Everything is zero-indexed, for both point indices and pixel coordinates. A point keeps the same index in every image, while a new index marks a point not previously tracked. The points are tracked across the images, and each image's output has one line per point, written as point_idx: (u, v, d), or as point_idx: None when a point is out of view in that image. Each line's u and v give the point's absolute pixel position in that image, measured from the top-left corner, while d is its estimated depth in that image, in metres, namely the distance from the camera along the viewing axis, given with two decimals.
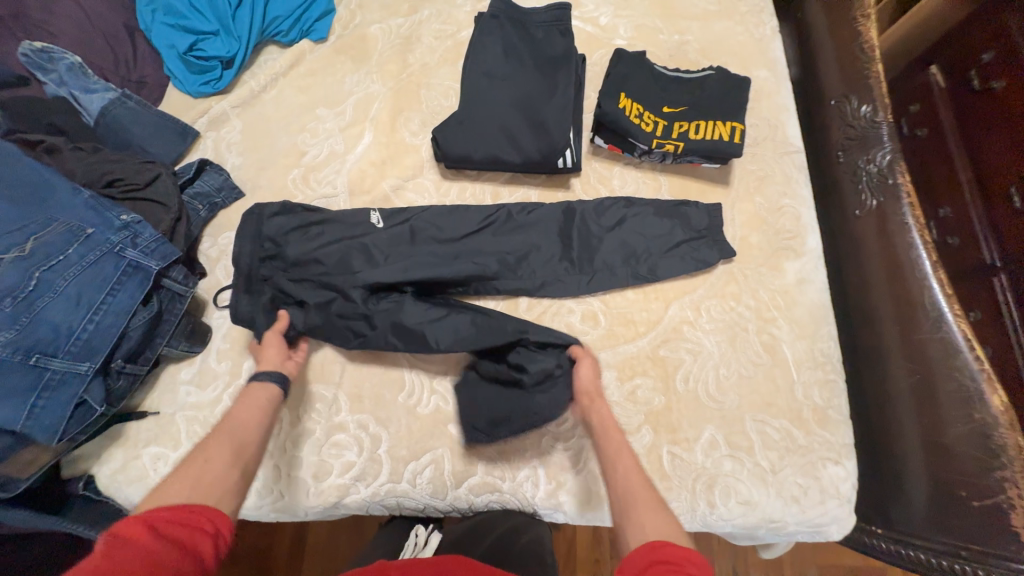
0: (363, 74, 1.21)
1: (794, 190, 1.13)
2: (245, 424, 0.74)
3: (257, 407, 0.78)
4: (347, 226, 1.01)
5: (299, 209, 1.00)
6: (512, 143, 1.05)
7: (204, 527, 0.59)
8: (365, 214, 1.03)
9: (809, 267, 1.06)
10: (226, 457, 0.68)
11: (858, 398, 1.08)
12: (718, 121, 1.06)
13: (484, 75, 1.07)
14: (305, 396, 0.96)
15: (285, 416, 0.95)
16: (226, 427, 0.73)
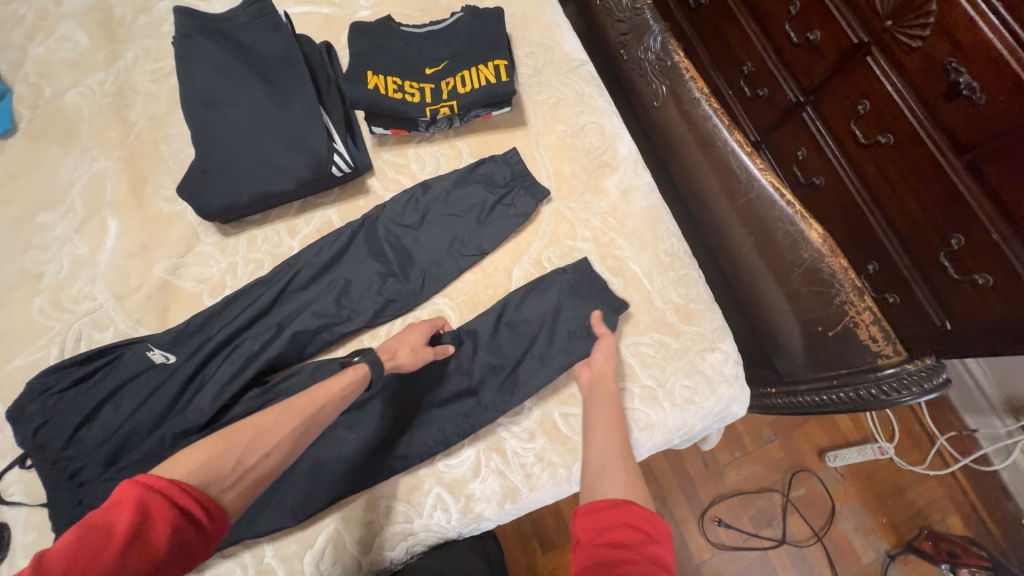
0: (79, 154, 1.00)
1: (591, 105, 1.08)
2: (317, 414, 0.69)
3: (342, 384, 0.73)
4: (129, 382, 0.83)
5: (56, 379, 0.82)
6: (273, 169, 0.90)
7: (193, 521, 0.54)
8: (141, 350, 0.85)
9: (628, 175, 1.04)
10: (283, 442, 0.64)
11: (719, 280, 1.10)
12: (481, 64, 0.98)
13: (206, 107, 0.90)
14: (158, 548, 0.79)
15: None
16: (304, 404, 0.68)
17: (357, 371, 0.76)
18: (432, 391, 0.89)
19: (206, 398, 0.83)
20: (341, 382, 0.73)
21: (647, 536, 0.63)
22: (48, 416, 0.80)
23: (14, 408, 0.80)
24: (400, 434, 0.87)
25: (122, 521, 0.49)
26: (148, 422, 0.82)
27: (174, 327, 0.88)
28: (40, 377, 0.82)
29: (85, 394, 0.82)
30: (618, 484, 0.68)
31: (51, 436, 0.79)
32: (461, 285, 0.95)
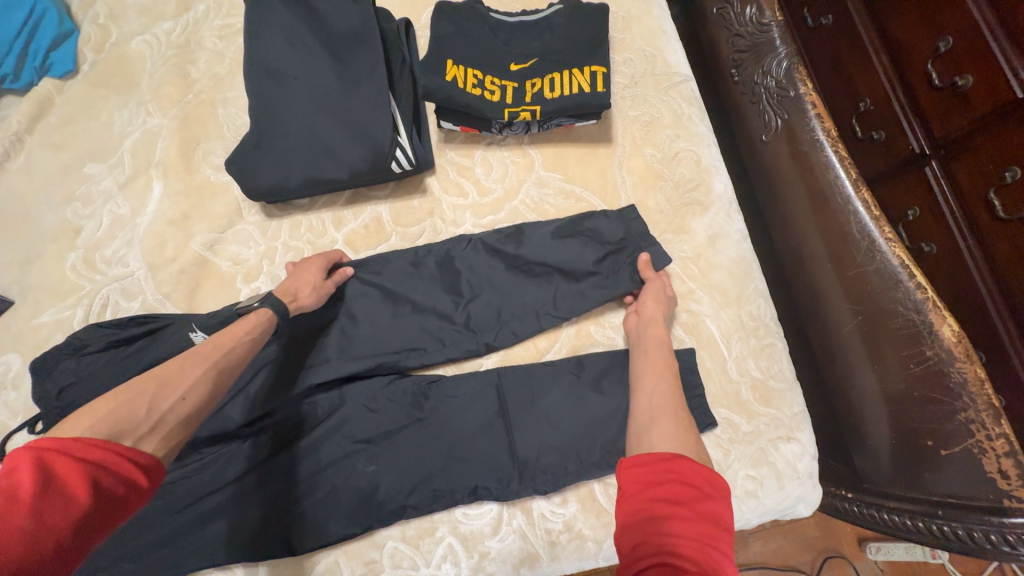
0: (135, 106, 0.94)
1: (689, 129, 0.94)
2: (236, 358, 0.63)
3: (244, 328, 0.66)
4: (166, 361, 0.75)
5: (97, 340, 0.76)
6: (328, 155, 0.82)
7: (116, 468, 0.49)
8: (184, 329, 0.76)
9: (720, 218, 0.90)
10: (198, 384, 0.58)
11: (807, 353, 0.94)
12: (574, 68, 0.85)
13: (268, 76, 0.82)
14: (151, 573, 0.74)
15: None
16: (214, 351, 0.62)
17: (259, 315, 0.69)
18: (458, 434, 0.78)
19: (244, 397, 0.76)
20: (243, 326, 0.66)
21: (706, 491, 0.56)
22: (75, 377, 0.74)
23: (47, 359, 0.75)
24: (410, 473, 0.76)
25: (26, 484, 0.44)
26: None
27: (223, 310, 0.78)
28: (79, 332, 0.77)
29: (116, 362, 0.75)
30: (670, 423, 0.64)
31: (72, 402, 0.74)
32: (515, 319, 0.83)
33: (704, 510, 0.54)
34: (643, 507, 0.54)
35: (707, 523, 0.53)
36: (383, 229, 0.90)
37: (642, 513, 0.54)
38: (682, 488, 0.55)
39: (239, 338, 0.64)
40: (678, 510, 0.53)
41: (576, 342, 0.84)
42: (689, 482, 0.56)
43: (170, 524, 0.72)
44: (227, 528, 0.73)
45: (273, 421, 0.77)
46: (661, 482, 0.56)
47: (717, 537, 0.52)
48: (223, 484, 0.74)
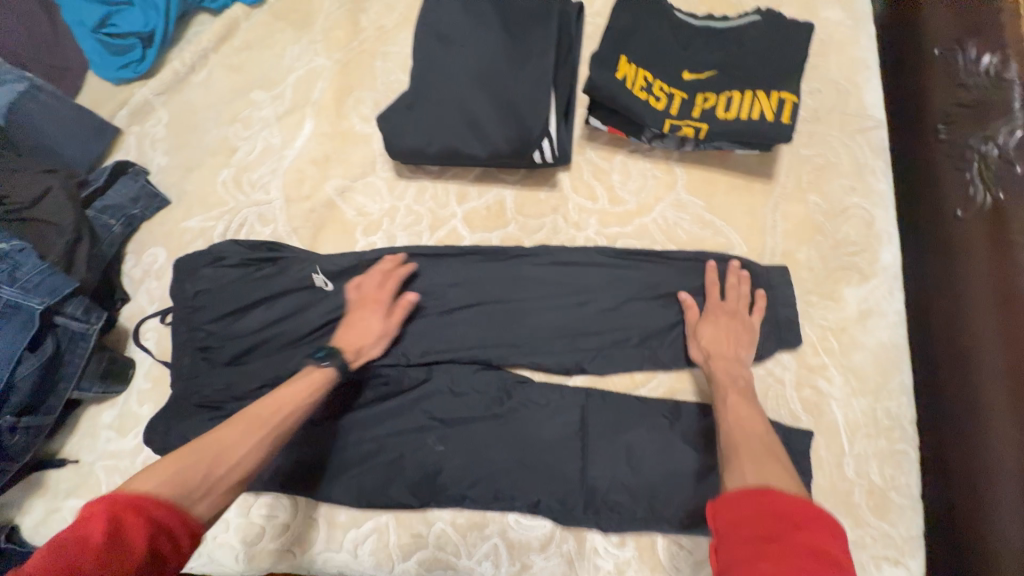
0: (305, 45, 0.99)
1: (867, 184, 0.82)
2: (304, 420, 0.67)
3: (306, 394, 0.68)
4: (290, 294, 0.81)
5: (231, 255, 0.82)
6: (475, 131, 0.80)
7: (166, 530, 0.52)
8: (307, 268, 0.82)
9: (879, 293, 0.77)
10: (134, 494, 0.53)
11: (934, 481, 0.77)
12: (760, 90, 0.75)
13: (437, 40, 0.81)
14: None
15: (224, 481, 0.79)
16: (281, 416, 0.66)
17: (325, 377, 0.71)
18: (532, 442, 0.75)
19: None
20: (306, 387, 0.69)
21: (796, 523, 0.49)
22: (208, 285, 0.81)
23: (189, 260, 0.82)
24: (477, 466, 0.75)
25: (94, 535, 0.48)
26: (279, 341, 0.79)
27: (347, 259, 0.83)
28: (219, 245, 0.83)
29: (245, 280, 0.81)
30: (775, 463, 0.57)
31: (202, 306, 0.80)
32: (617, 344, 0.78)
33: (799, 544, 0.47)
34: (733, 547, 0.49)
35: (806, 556, 0.46)
36: (504, 214, 0.88)
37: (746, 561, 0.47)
38: (769, 521, 0.49)
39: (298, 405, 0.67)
40: (766, 544, 0.47)
41: (676, 384, 0.77)
42: (778, 517, 0.50)
43: None
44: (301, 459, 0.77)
45: (361, 378, 0.79)
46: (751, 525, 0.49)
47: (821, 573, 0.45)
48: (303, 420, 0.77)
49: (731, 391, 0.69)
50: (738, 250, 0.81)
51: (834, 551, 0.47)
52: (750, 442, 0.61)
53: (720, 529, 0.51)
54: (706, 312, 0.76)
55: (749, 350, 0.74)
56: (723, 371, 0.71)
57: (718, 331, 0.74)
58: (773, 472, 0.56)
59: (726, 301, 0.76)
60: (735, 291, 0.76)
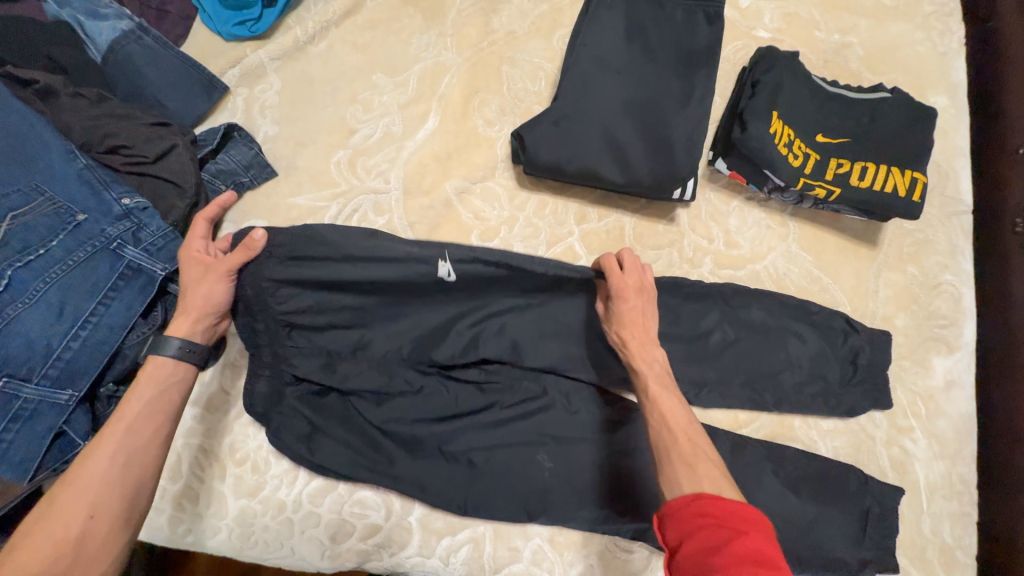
0: (434, 35, 0.96)
1: (958, 264, 0.89)
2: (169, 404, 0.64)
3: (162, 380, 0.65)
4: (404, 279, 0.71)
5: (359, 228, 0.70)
6: (618, 158, 0.81)
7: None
8: (430, 254, 0.70)
9: (961, 366, 0.84)
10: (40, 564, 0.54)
11: None
12: (894, 166, 0.81)
13: (595, 63, 0.82)
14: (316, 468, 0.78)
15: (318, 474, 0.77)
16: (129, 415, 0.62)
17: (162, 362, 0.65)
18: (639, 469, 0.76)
19: (459, 349, 0.76)
20: (163, 374, 0.65)
21: (738, 530, 0.50)
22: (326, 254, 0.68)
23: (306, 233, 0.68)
24: (585, 487, 0.76)
25: None
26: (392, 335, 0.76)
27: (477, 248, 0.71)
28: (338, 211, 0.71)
29: (365, 255, 0.69)
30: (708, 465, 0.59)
31: (300, 283, 0.68)
32: (724, 383, 0.81)
33: (740, 551, 0.48)
34: (687, 567, 0.49)
35: (747, 564, 0.47)
36: (622, 240, 0.90)
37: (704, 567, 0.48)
38: (709, 531, 0.51)
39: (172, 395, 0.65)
40: (715, 560, 0.48)
41: (776, 429, 0.82)
42: (720, 524, 0.51)
43: (358, 439, 0.75)
44: (403, 463, 0.75)
45: (475, 384, 0.78)
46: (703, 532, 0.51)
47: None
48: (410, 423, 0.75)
49: (652, 383, 0.67)
50: (842, 309, 0.86)
51: (772, 555, 0.49)
52: (679, 442, 0.61)
53: (672, 545, 0.53)
54: (616, 297, 0.70)
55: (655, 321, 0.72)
56: (643, 363, 0.68)
57: (632, 318, 0.70)
58: (707, 479, 0.57)
59: (625, 277, 0.70)
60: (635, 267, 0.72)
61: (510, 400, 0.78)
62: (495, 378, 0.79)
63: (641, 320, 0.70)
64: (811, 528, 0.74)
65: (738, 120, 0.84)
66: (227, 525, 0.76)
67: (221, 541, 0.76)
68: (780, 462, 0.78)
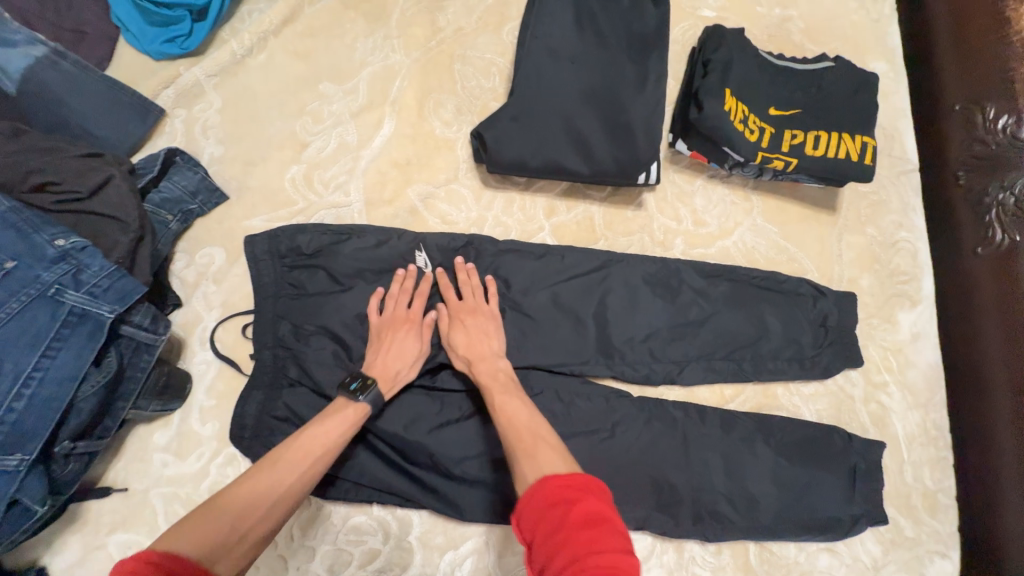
0: (379, 38, 0.93)
1: (911, 221, 0.93)
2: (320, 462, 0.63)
3: (340, 427, 0.66)
4: (390, 275, 0.79)
5: (342, 241, 0.79)
6: (581, 148, 0.81)
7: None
8: (409, 251, 0.80)
9: (924, 318, 0.88)
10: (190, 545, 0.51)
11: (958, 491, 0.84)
12: (845, 132, 0.84)
13: (547, 53, 0.81)
14: (305, 500, 0.75)
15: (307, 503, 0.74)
16: (307, 454, 0.62)
17: (357, 412, 0.67)
18: (636, 455, 0.76)
19: (440, 347, 0.78)
20: (339, 426, 0.66)
21: (569, 499, 0.52)
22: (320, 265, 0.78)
23: (293, 233, 0.78)
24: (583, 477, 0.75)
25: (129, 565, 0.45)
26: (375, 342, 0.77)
27: (449, 243, 0.82)
28: (320, 230, 0.79)
29: (357, 263, 0.79)
30: (556, 452, 0.60)
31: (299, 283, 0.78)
32: (707, 360, 0.82)
33: (575, 520, 0.50)
34: (538, 557, 0.49)
35: (579, 529, 0.49)
36: (593, 230, 0.89)
37: (556, 552, 0.48)
38: (549, 511, 0.52)
39: (329, 443, 0.64)
40: (557, 539, 0.49)
41: (761, 400, 0.83)
42: (554, 501, 0.52)
43: (346, 457, 0.74)
44: (395, 477, 0.74)
45: (461, 387, 0.78)
46: (548, 517, 0.51)
47: (598, 538, 0.48)
48: (394, 436, 0.73)
49: (494, 389, 0.70)
50: (811, 276, 0.88)
51: (602, 508, 0.51)
52: (518, 430, 0.64)
53: (527, 540, 0.52)
54: (453, 318, 0.77)
55: (502, 341, 0.77)
56: (484, 372, 0.72)
57: (469, 336, 0.76)
58: (545, 461, 0.58)
59: (466, 301, 0.78)
60: (473, 291, 0.79)
61: None
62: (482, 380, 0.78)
63: (471, 334, 0.76)
64: (804, 492, 0.76)
65: (692, 100, 0.84)
66: None
67: None
68: (770, 433, 0.79)
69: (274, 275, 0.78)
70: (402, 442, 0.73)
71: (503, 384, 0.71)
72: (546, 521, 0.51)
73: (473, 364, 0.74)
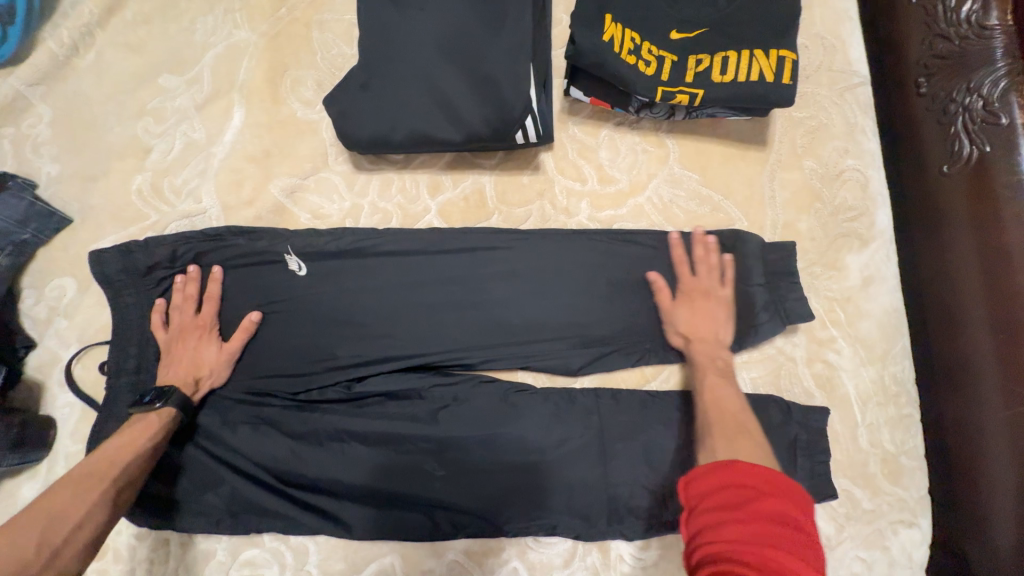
0: (221, 14, 0.81)
1: (860, 144, 0.78)
2: (140, 462, 0.62)
3: (146, 429, 0.64)
4: (260, 283, 0.73)
5: (204, 249, 0.72)
6: (445, 110, 0.69)
7: None
8: (276, 256, 0.73)
9: (879, 257, 0.75)
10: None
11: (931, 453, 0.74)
12: (758, 48, 0.70)
13: (392, 4, 0.69)
14: (190, 539, 0.69)
15: (194, 542, 0.69)
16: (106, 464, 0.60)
17: (163, 418, 0.65)
18: (545, 455, 0.68)
19: (318, 359, 0.71)
20: (142, 431, 0.64)
21: (762, 488, 0.47)
22: (184, 279, 0.72)
23: (143, 252, 0.71)
24: (486, 486, 0.68)
25: None
26: (254, 357, 0.72)
27: (320, 241, 0.74)
28: (183, 238, 0.72)
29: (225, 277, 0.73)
30: (751, 443, 0.58)
31: (165, 305, 0.72)
32: (623, 336, 0.72)
33: (763, 511, 0.44)
34: (700, 524, 0.45)
35: (767, 525, 0.43)
36: (485, 204, 0.78)
37: (725, 530, 0.44)
38: (731, 490, 0.47)
39: (141, 448, 0.62)
40: (730, 515, 0.45)
41: (687, 374, 0.74)
42: (742, 483, 0.47)
43: (222, 490, 0.68)
44: (272, 501, 0.68)
45: (345, 400, 0.71)
46: (727, 496, 0.47)
47: (784, 542, 0.43)
48: (265, 457, 0.68)
49: (711, 372, 0.68)
50: (739, 226, 0.76)
51: (798, 517, 0.46)
52: (723, 418, 0.62)
53: (691, 503, 0.48)
54: (680, 296, 0.71)
55: (727, 327, 0.71)
56: (705, 354, 0.69)
57: (695, 315, 0.70)
58: (744, 451, 0.57)
59: (697, 279, 0.72)
60: (709, 268, 0.72)
61: (383, 405, 0.71)
62: (365, 390, 0.71)
63: (697, 314, 0.71)
64: None
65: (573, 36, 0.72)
66: None
67: None
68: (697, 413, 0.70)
69: (138, 292, 0.72)
70: (274, 462, 0.68)
71: (718, 372, 0.68)
72: (726, 498, 0.46)
73: (694, 345, 0.70)
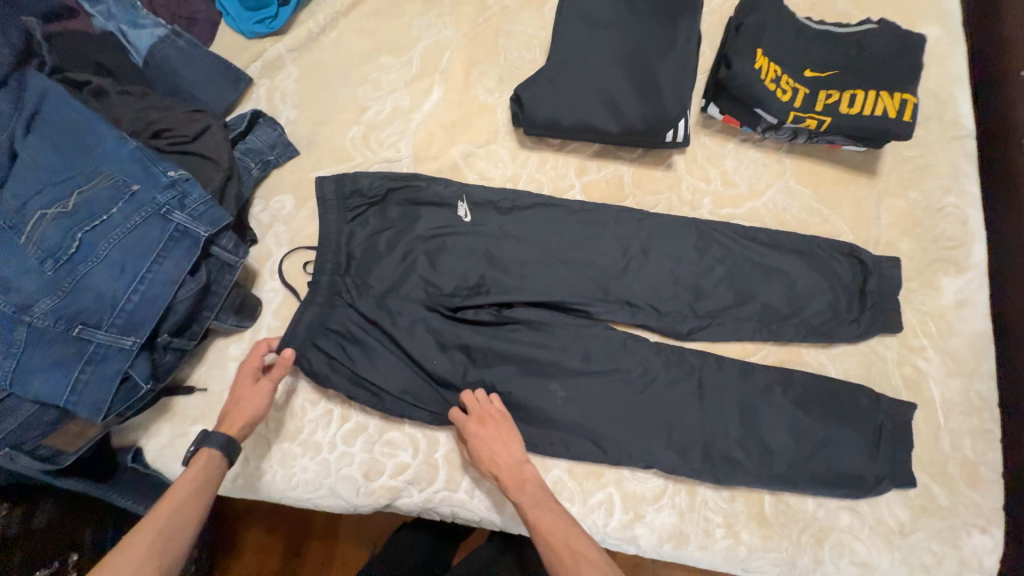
0: (434, 16, 1.04)
1: (962, 186, 0.89)
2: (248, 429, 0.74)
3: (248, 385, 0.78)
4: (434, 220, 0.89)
5: (397, 187, 0.89)
6: (610, 107, 0.86)
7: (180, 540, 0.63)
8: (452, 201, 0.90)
9: (973, 285, 0.84)
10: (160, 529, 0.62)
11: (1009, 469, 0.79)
12: (883, 91, 0.83)
13: (582, 21, 0.88)
14: (348, 412, 0.85)
15: (352, 415, 0.85)
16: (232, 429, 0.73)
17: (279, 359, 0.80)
18: (652, 398, 0.80)
19: (474, 288, 0.86)
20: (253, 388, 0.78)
21: None
22: (378, 207, 0.89)
23: (352, 182, 0.88)
24: (601, 413, 0.80)
25: None
26: (422, 276, 0.87)
27: (487, 196, 0.90)
28: (380, 176, 0.89)
29: (410, 211, 0.90)
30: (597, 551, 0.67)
31: (358, 224, 0.88)
32: (731, 313, 0.84)
33: None
34: None
35: None
36: (622, 189, 0.94)
37: None
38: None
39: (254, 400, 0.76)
40: None
41: (784, 355, 0.84)
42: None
43: (385, 377, 0.82)
44: (424, 395, 0.82)
45: (490, 324, 0.85)
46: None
47: None
48: (425, 358, 0.82)
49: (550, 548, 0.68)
50: (844, 238, 0.88)
51: None
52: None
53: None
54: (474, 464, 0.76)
55: (519, 464, 0.76)
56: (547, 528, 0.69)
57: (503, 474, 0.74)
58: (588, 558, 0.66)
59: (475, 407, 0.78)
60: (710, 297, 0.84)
61: (521, 333, 0.85)
62: (508, 318, 0.85)
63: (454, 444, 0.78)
64: (822, 443, 0.76)
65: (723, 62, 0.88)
66: (271, 468, 0.83)
67: (266, 483, 0.83)
68: (792, 387, 0.79)
69: (337, 212, 0.88)
70: (432, 363, 0.82)
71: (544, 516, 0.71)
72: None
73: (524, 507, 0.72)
